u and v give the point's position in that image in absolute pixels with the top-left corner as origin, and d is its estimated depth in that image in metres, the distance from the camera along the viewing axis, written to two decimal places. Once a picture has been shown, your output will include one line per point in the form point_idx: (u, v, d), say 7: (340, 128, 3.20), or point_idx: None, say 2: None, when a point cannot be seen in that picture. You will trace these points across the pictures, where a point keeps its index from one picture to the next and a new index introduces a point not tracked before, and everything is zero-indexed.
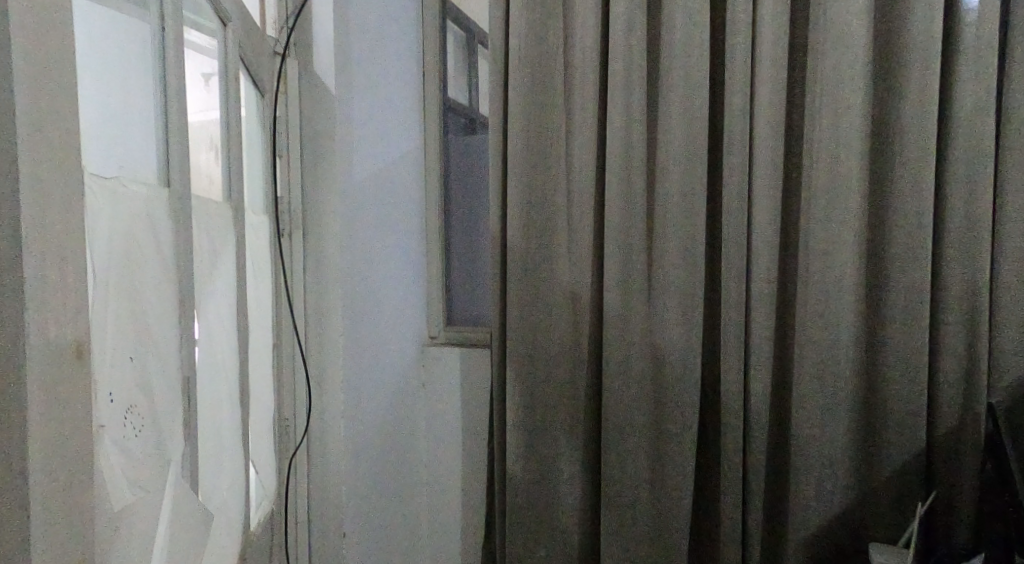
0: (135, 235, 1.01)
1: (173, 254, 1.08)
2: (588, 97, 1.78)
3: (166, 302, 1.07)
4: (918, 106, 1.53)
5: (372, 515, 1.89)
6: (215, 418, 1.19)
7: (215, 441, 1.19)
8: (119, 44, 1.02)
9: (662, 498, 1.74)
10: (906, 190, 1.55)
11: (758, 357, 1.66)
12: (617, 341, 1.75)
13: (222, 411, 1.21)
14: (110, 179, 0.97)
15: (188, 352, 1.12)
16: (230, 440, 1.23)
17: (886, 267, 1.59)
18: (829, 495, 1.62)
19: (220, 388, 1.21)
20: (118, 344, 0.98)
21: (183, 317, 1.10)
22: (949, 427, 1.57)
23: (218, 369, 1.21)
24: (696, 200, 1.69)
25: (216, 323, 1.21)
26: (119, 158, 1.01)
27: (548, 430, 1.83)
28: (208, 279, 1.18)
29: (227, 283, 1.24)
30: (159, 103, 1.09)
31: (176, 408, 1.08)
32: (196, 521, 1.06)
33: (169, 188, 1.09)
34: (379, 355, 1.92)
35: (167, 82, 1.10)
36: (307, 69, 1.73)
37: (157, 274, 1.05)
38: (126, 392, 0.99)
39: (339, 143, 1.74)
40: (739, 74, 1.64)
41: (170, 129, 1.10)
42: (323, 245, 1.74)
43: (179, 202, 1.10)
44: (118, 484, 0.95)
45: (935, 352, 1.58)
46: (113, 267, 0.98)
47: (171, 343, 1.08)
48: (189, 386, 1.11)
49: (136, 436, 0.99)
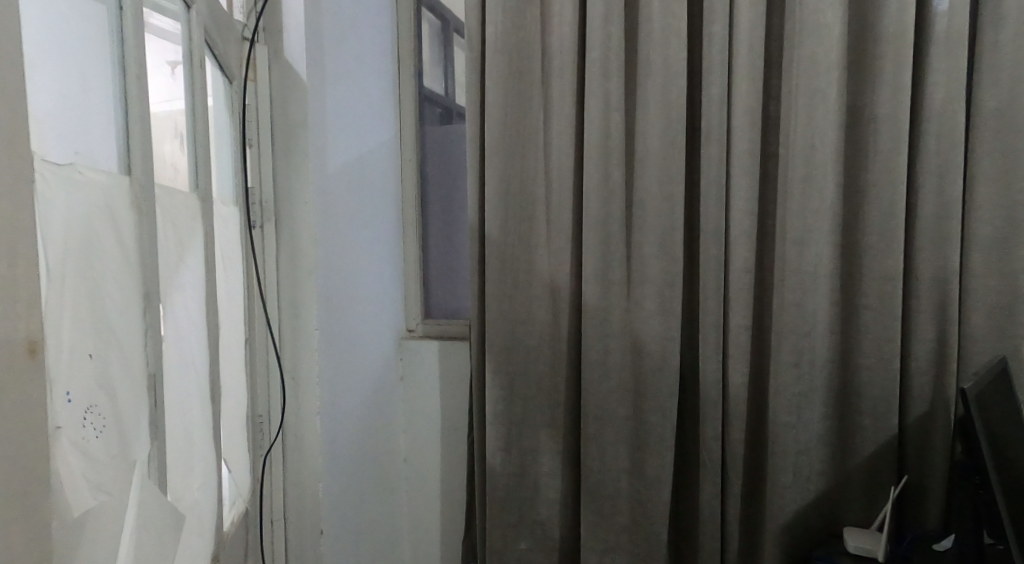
0: (92, 227, 0.97)
1: (137, 246, 1.05)
2: (565, 87, 1.76)
3: (129, 294, 1.04)
4: (892, 94, 1.53)
5: (350, 510, 1.87)
6: (186, 416, 1.16)
7: (186, 441, 1.16)
8: (74, 29, 0.98)
9: (642, 489, 1.73)
10: (880, 180, 1.55)
11: (737, 347, 1.66)
12: (596, 332, 1.74)
13: (191, 409, 1.18)
14: (67, 168, 0.94)
15: (156, 347, 1.08)
16: (202, 440, 1.21)
17: (861, 256, 1.59)
18: (805, 482, 1.62)
19: (189, 384, 1.18)
20: (75, 340, 0.95)
21: (148, 311, 1.07)
22: (921, 413, 1.58)
23: (188, 366, 1.18)
24: (674, 191, 1.68)
25: (185, 319, 1.17)
26: (75, 144, 0.97)
27: (527, 424, 1.82)
28: (175, 271, 1.16)
29: (196, 276, 1.21)
30: (118, 89, 1.06)
31: (142, 405, 1.05)
32: (164, 524, 1.04)
33: (130, 176, 1.05)
34: (355, 347, 1.89)
35: (127, 67, 1.06)
36: (277, 56, 1.69)
37: (119, 267, 1.02)
38: (87, 391, 0.96)
39: (312, 133, 1.71)
40: (716, 62, 1.63)
41: (131, 117, 1.06)
42: (297, 237, 1.71)
43: (142, 191, 1.07)
44: (78, 490, 0.91)
45: (906, 339, 1.58)
46: (70, 265, 0.95)
47: (136, 338, 1.05)
48: (156, 383, 1.08)
49: (97, 437, 0.96)
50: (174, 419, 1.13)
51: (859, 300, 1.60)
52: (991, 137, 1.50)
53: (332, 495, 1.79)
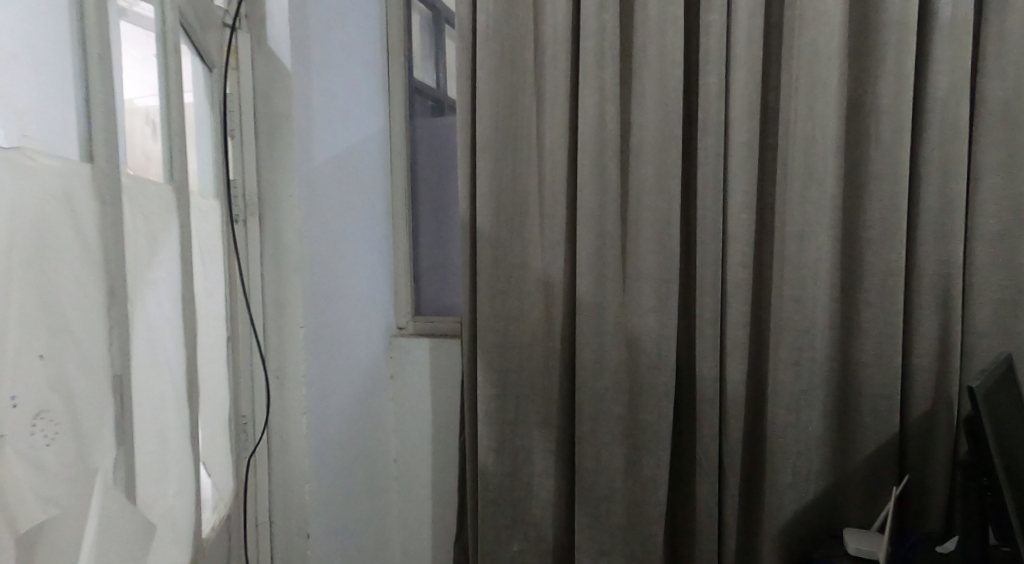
0: (42, 214, 0.92)
1: (100, 238, 1.00)
2: (558, 77, 1.71)
3: (91, 290, 0.98)
4: (894, 83, 1.47)
5: (337, 511, 1.82)
6: (159, 418, 1.11)
7: (158, 444, 1.11)
8: (23, 10, 0.93)
9: (638, 489, 1.69)
10: (882, 172, 1.50)
11: (734, 344, 1.61)
12: (590, 329, 1.69)
13: (165, 410, 1.13)
14: (12, 152, 0.88)
15: (123, 345, 1.02)
16: (178, 443, 1.15)
17: (862, 251, 1.54)
18: (804, 481, 1.56)
19: (163, 384, 1.12)
20: (23, 340, 0.90)
21: (114, 307, 1.01)
22: (923, 411, 1.52)
23: (161, 365, 1.12)
24: (671, 184, 1.63)
25: (158, 317, 1.12)
26: (25, 127, 0.92)
27: (520, 423, 1.78)
28: (147, 265, 1.10)
29: (170, 271, 1.16)
30: (78, 73, 1.00)
31: (105, 407, 0.99)
32: (120, 533, 1.00)
33: (93, 164, 0.99)
34: (343, 344, 1.84)
35: (88, 49, 1.00)
36: (261, 43, 1.64)
37: (78, 261, 0.96)
38: (36, 395, 0.91)
39: (296, 123, 1.65)
40: (714, 51, 1.57)
41: (93, 101, 1.01)
42: (281, 231, 1.66)
43: (107, 179, 1.00)
44: (25, 499, 0.88)
45: (908, 335, 1.53)
46: (16, 262, 0.90)
47: (98, 336, 0.99)
48: (121, 384, 1.02)
49: (47, 444, 0.91)
50: (144, 422, 1.07)
51: (859, 296, 1.54)
52: (996, 129, 1.45)
53: (319, 496, 1.73)
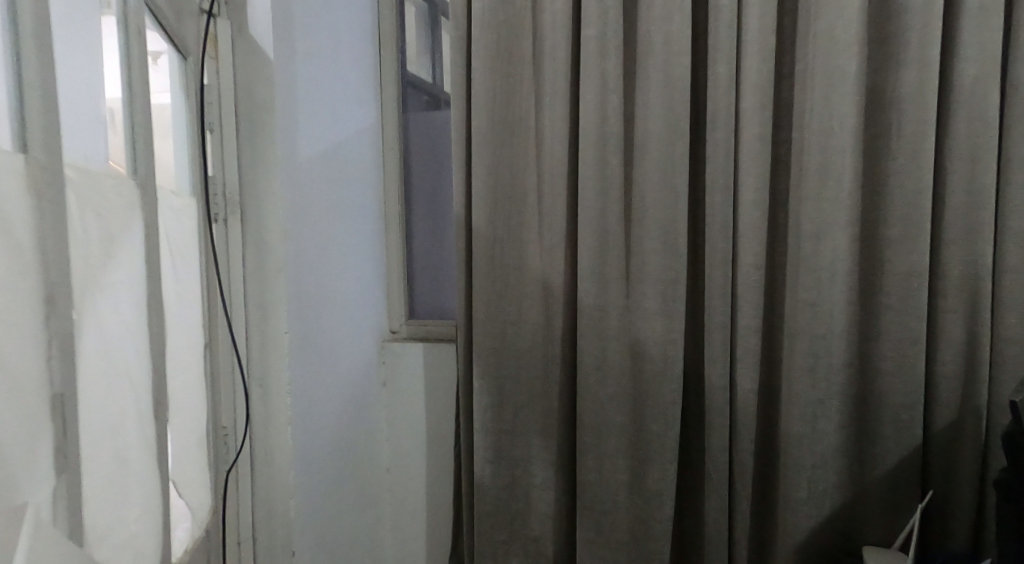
0: None
1: (33, 239, 0.90)
2: (557, 67, 1.61)
3: (23, 301, 0.88)
4: (918, 72, 1.37)
5: (324, 527, 1.72)
6: (117, 438, 1.02)
7: (116, 466, 1.01)
8: None
9: (642, 503, 1.59)
10: (904, 167, 1.39)
11: (746, 350, 1.50)
12: (591, 334, 1.59)
13: (125, 427, 1.03)
14: None
15: (64, 359, 0.93)
16: (140, 463, 1.06)
17: (883, 252, 1.43)
18: (820, 496, 1.46)
19: (123, 400, 1.03)
20: None
21: (53, 317, 0.92)
22: (947, 422, 1.42)
23: (120, 378, 1.03)
24: (677, 181, 1.53)
25: (115, 326, 1.02)
26: None
27: (519, 433, 1.68)
28: (101, 269, 1.01)
29: (131, 276, 1.06)
30: (9, 52, 0.90)
31: (41, 431, 0.90)
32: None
33: (26, 154, 0.89)
34: (331, 350, 1.74)
35: (20, 27, 0.90)
36: (241, 31, 1.54)
37: (5, 268, 0.86)
38: None
39: (279, 116, 1.56)
40: (724, 38, 1.47)
41: (26, 85, 0.91)
42: (264, 231, 1.56)
43: (43, 172, 0.91)
44: None
45: (932, 342, 1.43)
46: None
47: (32, 350, 0.89)
48: (61, 403, 0.92)
49: None
50: (93, 444, 0.98)
51: (879, 299, 1.44)
52: None
53: (305, 511, 1.64)
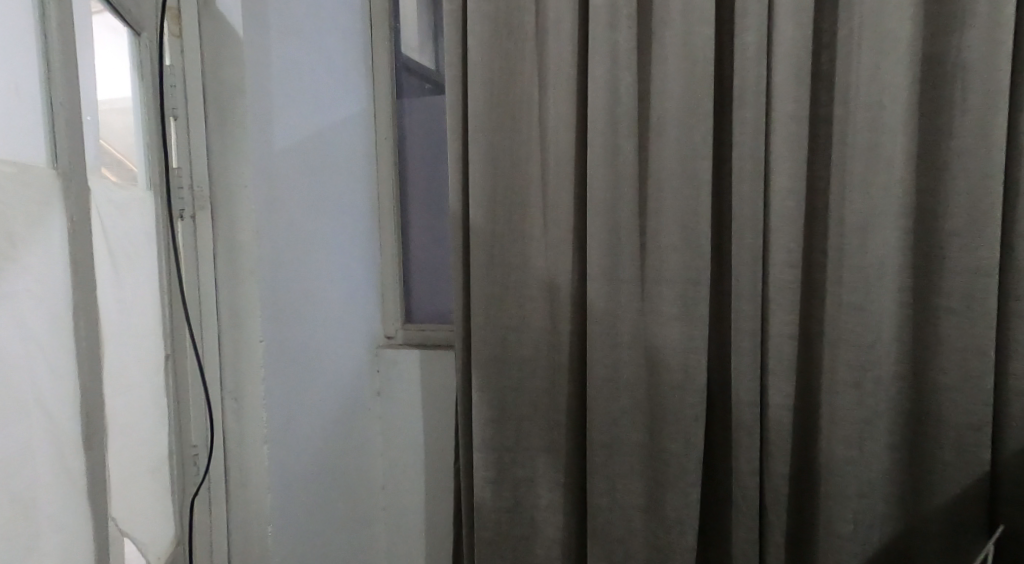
0: None
1: None
2: (562, 41, 1.44)
3: None
4: (986, 37, 1.19)
5: (308, 555, 1.55)
6: (18, 477, 0.91)
7: (16, 507, 0.91)
8: None
9: (659, 529, 1.41)
10: (968, 148, 1.21)
11: (779, 360, 1.31)
12: (603, 342, 1.41)
13: (23, 466, 0.91)
14: None
15: None
16: (48, 506, 0.94)
17: (940, 247, 1.24)
18: (867, 529, 1.28)
19: (31, 430, 0.93)
20: None
21: None
22: (1021, 445, 1.23)
23: (23, 406, 0.92)
24: (700, 168, 1.35)
25: (16, 346, 0.91)
26: None
27: (522, 451, 1.50)
28: None
29: (41, 290, 0.94)
30: None
31: None
32: None
33: None
34: (316, 359, 1.58)
35: None
36: (207, 5, 1.38)
37: None
38: None
39: (250, 101, 1.39)
40: (753, 3, 1.28)
41: None
42: (235, 227, 1.40)
43: None
44: None
45: (1002, 352, 1.24)
46: None
47: None
48: None
49: None
50: None
51: (937, 302, 1.25)
52: None
53: (285, 540, 1.48)
